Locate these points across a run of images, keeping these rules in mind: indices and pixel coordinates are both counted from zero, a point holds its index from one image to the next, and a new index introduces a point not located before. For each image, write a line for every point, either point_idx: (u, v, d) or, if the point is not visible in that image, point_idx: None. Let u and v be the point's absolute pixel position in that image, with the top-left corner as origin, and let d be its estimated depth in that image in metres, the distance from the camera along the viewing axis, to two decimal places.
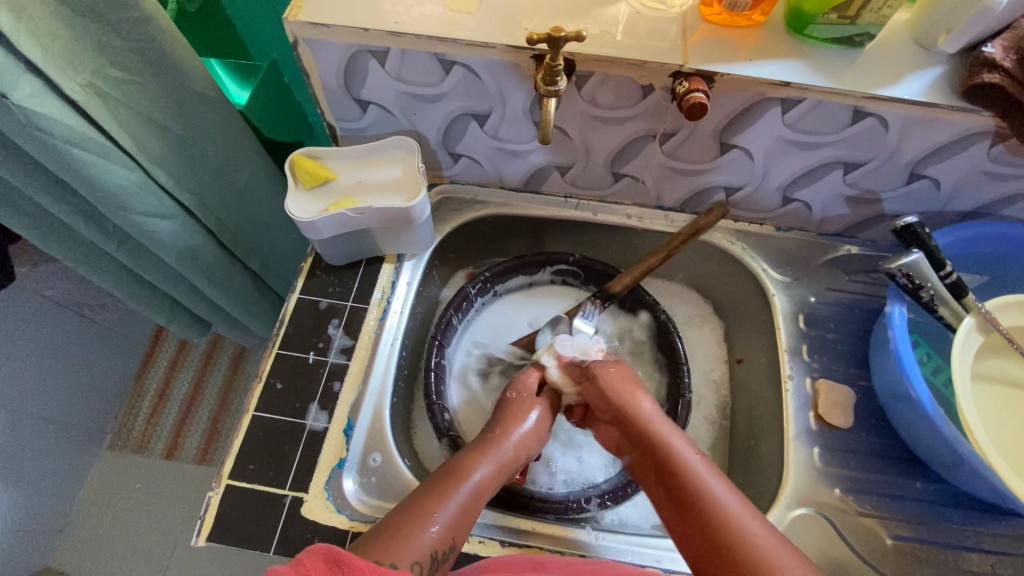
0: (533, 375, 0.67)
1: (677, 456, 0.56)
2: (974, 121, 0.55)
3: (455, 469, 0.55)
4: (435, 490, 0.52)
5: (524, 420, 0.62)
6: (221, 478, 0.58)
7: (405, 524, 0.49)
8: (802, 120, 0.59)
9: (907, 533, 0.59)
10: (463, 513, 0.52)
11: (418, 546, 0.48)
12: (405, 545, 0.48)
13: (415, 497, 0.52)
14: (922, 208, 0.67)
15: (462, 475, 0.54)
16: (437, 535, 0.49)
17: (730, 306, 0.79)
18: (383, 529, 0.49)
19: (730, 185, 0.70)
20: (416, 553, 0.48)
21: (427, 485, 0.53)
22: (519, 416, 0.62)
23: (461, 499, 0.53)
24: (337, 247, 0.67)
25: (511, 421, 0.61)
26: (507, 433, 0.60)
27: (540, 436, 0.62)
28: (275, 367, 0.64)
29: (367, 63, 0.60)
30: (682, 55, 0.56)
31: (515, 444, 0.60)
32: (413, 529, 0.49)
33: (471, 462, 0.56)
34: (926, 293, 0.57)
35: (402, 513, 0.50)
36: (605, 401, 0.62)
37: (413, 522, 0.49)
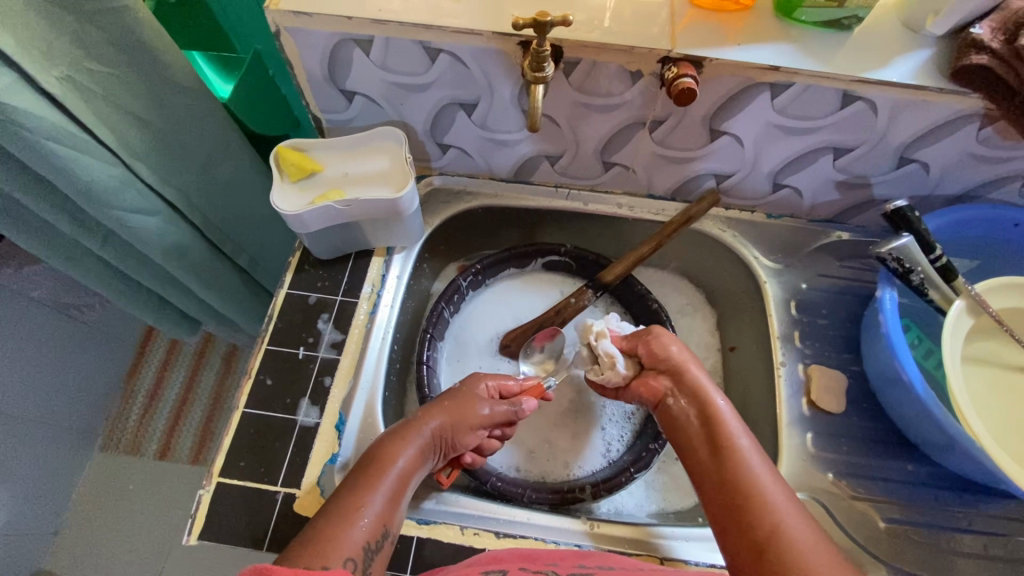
0: (475, 379, 0.65)
1: (721, 420, 0.56)
2: (963, 103, 0.55)
3: (378, 461, 0.54)
4: (359, 484, 0.52)
5: (456, 408, 0.61)
6: (211, 476, 0.58)
7: (331, 525, 0.48)
8: (792, 104, 0.58)
9: (900, 515, 0.59)
10: (391, 501, 0.52)
11: (349, 542, 0.47)
12: (337, 543, 0.46)
13: (342, 495, 0.51)
14: (912, 193, 0.67)
15: (384, 464, 0.54)
16: (367, 526, 0.49)
17: (724, 295, 0.79)
18: (308, 533, 0.47)
19: (720, 172, 0.69)
20: (349, 548, 0.46)
21: (351, 482, 0.52)
22: (443, 401, 0.61)
23: (385, 488, 0.52)
24: (325, 240, 0.66)
25: (433, 408, 0.60)
26: (427, 418, 0.59)
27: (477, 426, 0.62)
28: (265, 363, 0.63)
29: (352, 53, 0.59)
30: (670, 40, 0.55)
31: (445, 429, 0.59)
32: (345, 526, 0.48)
33: (393, 450, 0.55)
34: (915, 276, 0.57)
35: (328, 514, 0.49)
36: (658, 359, 0.63)
37: (342, 518, 0.48)
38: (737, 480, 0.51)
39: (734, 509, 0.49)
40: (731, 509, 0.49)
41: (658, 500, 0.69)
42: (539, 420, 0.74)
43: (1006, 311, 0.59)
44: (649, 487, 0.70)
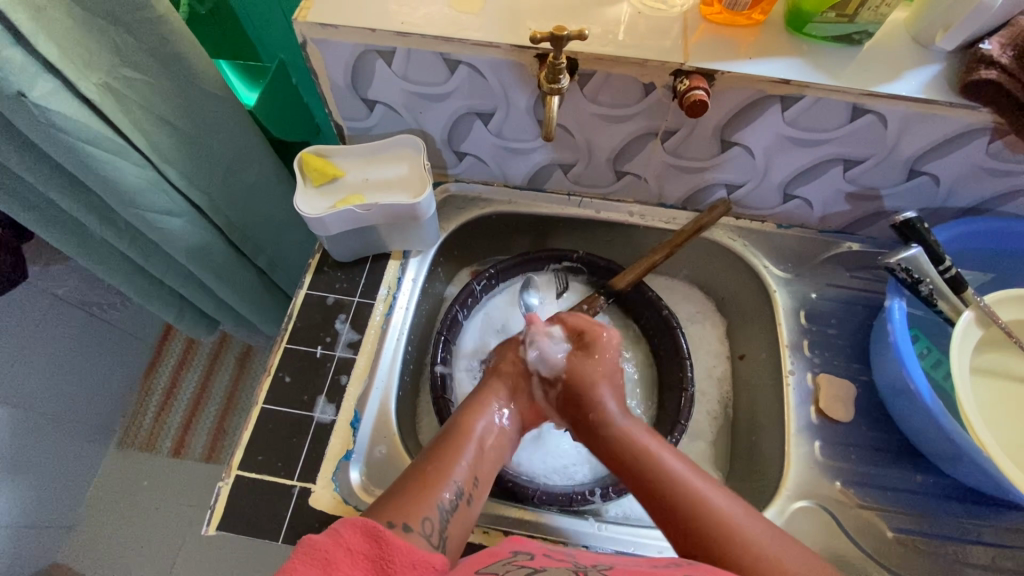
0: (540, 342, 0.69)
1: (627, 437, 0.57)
2: (973, 117, 0.56)
3: (461, 431, 0.57)
4: (442, 451, 0.54)
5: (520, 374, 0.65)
6: (230, 469, 0.60)
7: (415, 486, 0.50)
8: (802, 116, 0.60)
9: (908, 525, 0.59)
10: (474, 466, 0.54)
11: (430, 503, 0.49)
12: (422, 501, 0.49)
13: (424, 458, 0.54)
14: (922, 205, 0.68)
15: (460, 431, 0.57)
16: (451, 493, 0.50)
17: (732, 304, 0.80)
18: (393, 496, 0.49)
19: (731, 183, 0.71)
20: (428, 508, 0.48)
21: (434, 452, 0.55)
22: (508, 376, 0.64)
23: (467, 453, 0.55)
24: (343, 242, 0.67)
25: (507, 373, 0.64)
26: (500, 387, 0.63)
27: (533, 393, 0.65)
28: (283, 361, 0.65)
29: (375, 64, 0.62)
30: (683, 53, 0.57)
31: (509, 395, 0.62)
32: (431, 486, 0.50)
33: (467, 419, 0.58)
34: (924, 288, 0.57)
35: (420, 477, 0.51)
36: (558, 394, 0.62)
37: (430, 481, 0.51)
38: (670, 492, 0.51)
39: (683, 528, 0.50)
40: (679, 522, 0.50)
41: None
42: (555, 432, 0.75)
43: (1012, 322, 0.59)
44: None
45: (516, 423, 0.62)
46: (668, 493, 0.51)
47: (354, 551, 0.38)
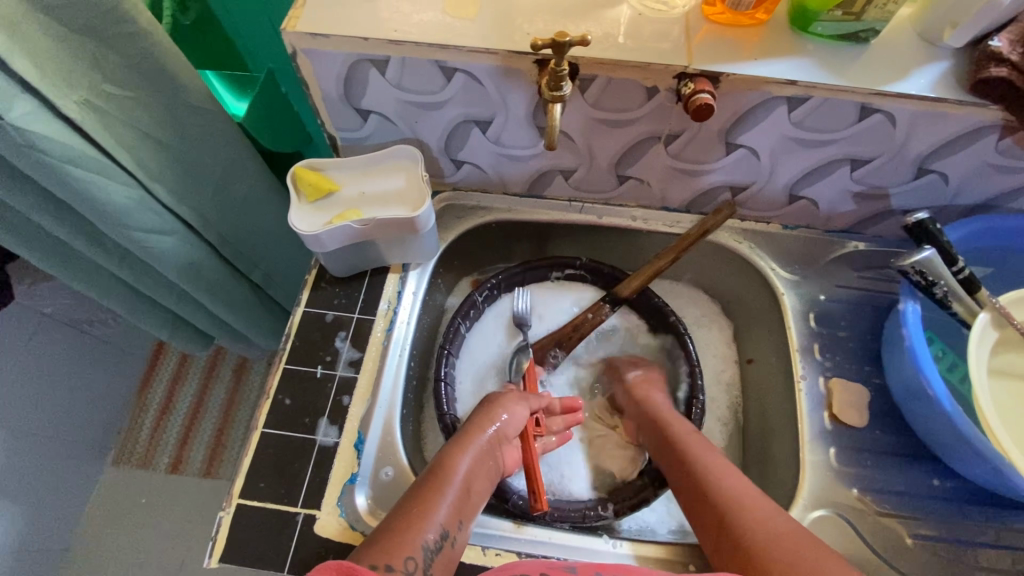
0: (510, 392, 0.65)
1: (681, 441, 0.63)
2: (983, 115, 0.55)
3: (444, 467, 0.54)
4: (426, 489, 0.52)
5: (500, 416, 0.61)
6: (231, 497, 0.58)
7: (400, 527, 0.48)
8: (809, 117, 0.58)
9: (926, 531, 0.58)
10: (458, 507, 0.52)
11: (412, 544, 0.47)
12: (401, 540, 0.47)
13: (410, 496, 0.52)
14: (930, 203, 0.67)
15: (446, 470, 0.54)
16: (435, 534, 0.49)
17: (739, 307, 0.79)
18: (374, 538, 0.47)
19: (735, 185, 0.69)
20: (409, 549, 0.46)
21: (418, 489, 0.52)
22: (492, 412, 0.62)
23: (454, 493, 0.52)
24: (341, 257, 0.65)
25: (485, 416, 0.61)
26: (484, 426, 0.60)
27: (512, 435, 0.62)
28: (282, 382, 0.63)
29: (368, 73, 0.60)
30: (686, 56, 0.55)
31: (492, 436, 0.59)
32: (411, 527, 0.48)
33: (453, 458, 0.56)
34: (939, 289, 0.55)
35: (402, 518, 0.49)
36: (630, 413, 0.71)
37: (414, 522, 0.48)
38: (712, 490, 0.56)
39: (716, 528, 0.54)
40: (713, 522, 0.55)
41: (679, 516, 0.68)
42: (565, 445, 0.73)
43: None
44: (670, 503, 0.69)
45: (498, 465, 0.59)
46: (706, 483, 0.57)
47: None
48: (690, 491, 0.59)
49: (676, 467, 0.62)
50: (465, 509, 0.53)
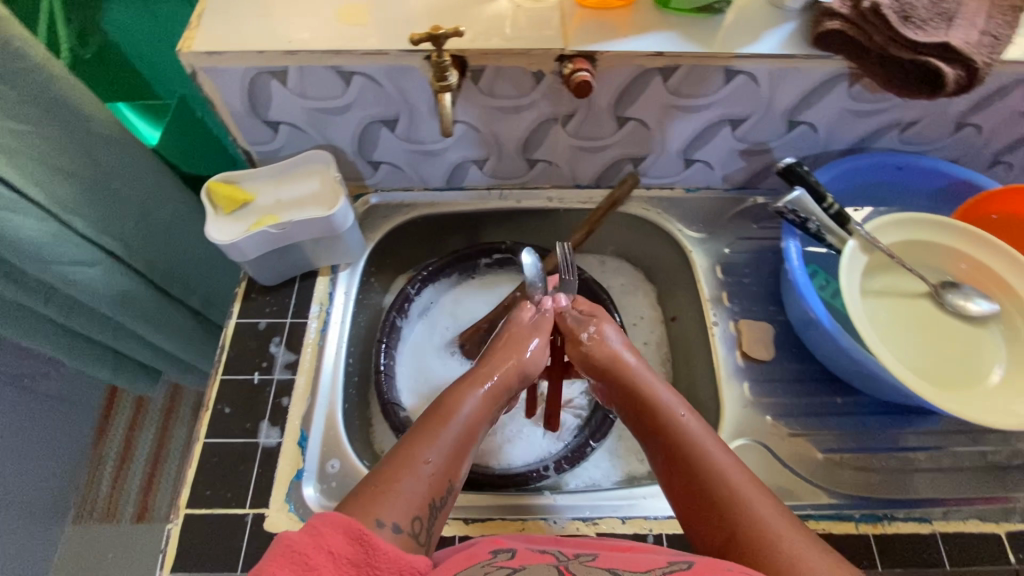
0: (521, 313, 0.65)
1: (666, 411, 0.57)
2: (830, 66, 0.61)
3: (445, 411, 0.55)
4: (423, 434, 0.52)
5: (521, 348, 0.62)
6: (178, 509, 0.58)
7: (398, 473, 0.49)
8: (683, 85, 0.64)
9: (834, 444, 0.64)
10: (457, 453, 0.53)
11: (411, 496, 0.47)
12: (397, 491, 0.47)
13: (409, 440, 0.52)
14: (807, 152, 0.73)
15: (448, 412, 0.55)
16: (432, 470, 0.50)
17: (658, 270, 0.84)
18: (368, 480, 0.48)
19: (635, 156, 0.75)
20: (411, 505, 0.47)
21: (416, 435, 0.53)
22: (512, 343, 0.62)
23: (453, 438, 0.53)
24: (266, 265, 0.67)
25: (505, 350, 0.61)
26: (493, 366, 0.60)
27: (528, 367, 0.62)
28: (221, 393, 0.64)
29: (270, 85, 0.63)
30: (564, 39, 0.60)
31: (503, 373, 0.60)
32: (407, 476, 0.48)
33: (457, 399, 0.56)
34: (812, 225, 0.62)
35: (401, 467, 0.49)
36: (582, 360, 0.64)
37: (411, 465, 0.49)
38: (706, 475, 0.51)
39: (707, 511, 0.50)
40: (705, 506, 0.50)
41: (622, 469, 0.72)
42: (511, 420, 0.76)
43: (901, 244, 0.64)
44: (613, 458, 0.73)
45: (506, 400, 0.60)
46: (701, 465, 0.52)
47: (336, 553, 0.39)
48: (676, 467, 0.54)
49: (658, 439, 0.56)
50: (467, 454, 0.54)
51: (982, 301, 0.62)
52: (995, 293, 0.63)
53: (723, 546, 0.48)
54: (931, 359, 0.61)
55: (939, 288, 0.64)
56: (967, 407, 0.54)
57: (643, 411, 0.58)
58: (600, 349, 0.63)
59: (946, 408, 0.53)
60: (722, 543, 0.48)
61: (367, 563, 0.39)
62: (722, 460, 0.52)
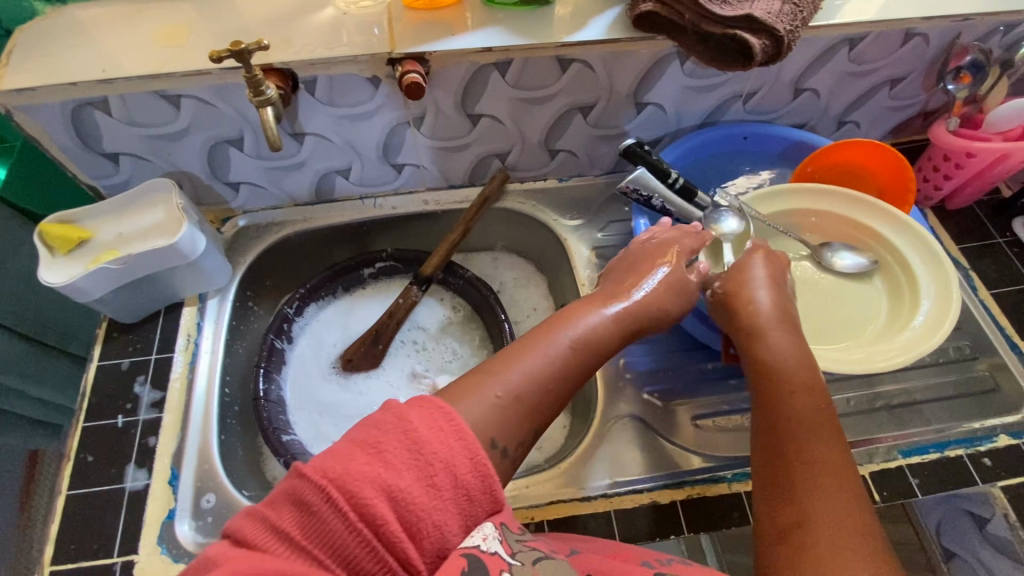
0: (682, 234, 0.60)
1: (777, 372, 0.51)
2: (655, 46, 0.64)
3: (569, 321, 0.49)
4: (547, 330, 0.48)
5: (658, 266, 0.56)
6: (40, 570, 0.56)
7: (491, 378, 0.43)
8: (522, 77, 0.65)
9: (709, 410, 0.66)
10: (561, 369, 0.46)
11: (497, 416, 0.41)
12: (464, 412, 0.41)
13: (523, 346, 0.46)
14: (663, 131, 0.76)
15: (578, 321, 0.49)
16: (506, 402, 0.42)
17: (545, 260, 0.85)
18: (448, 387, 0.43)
19: (499, 152, 0.75)
20: (500, 432, 0.41)
21: (525, 342, 0.47)
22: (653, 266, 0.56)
23: (572, 347, 0.47)
24: (120, 302, 0.65)
25: (641, 270, 0.56)
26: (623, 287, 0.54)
27: (659, 291, 0.55)
28: (83, 442, 0.62)
29: (95, 117, 0.60)
30: (390, 43, 0.60)
31: (636, 292, 0.54)
32: (491, 390, 0.42)
33: (582, 309, 0.51)
34: (656, 202, 0.63)
35: (521, 379, 0.44)
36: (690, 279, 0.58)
37: (478, 386, 0.43)
38: (792, 448, 0.46)
39: (782, 480, 0.45)
40: (781, 474, 0.45)
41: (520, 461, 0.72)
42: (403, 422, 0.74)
43: (786, 212, 0.68)
44: None
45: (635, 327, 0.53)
46: (795, 437, 0.47)
47: (455, 466, 0.35)
48: (767, 433, 0.48)
49: (763, 399, 0.50)
50: (586, 368, 0.47)
51: (850, 257, 0.65)
52: (868, 247, 0.66)
53: (784, 528, 0.43)
54: (812, 314, 0.63)
55: (816, 249, 0.67)
56: (832, 358, 0.57)
57: (757, 363, 0.52)
58: (734, 287, 0.57)
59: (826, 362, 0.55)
60: (786, 528, 0.43)
61: (462, 492, 0.34)
62: (820, 428, 0.47)
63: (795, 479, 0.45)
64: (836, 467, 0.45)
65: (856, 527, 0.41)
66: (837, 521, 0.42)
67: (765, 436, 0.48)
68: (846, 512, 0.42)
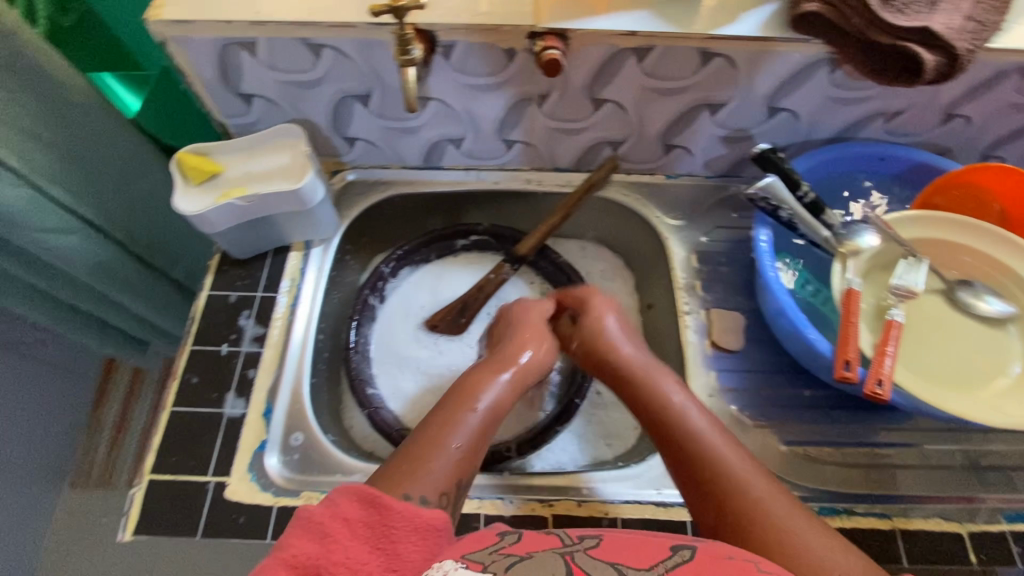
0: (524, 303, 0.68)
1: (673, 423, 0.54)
2: (808, 50, 0.60)
3: (463, 393, 0.55)
4: (448, 404, 0.54)
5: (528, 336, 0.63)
6: (143, 475, 0.60)
7: (441, 436, 0.51)
8: (660, 66, 0.62)
9: (798, 437, 0.64)
10: (495, 420, 0.54)
11: (440, 467, 0.48)
12: (424, 469, 0.48)
13: (439, 418, 0.53)
14: (789, 140, 0.72)
15: (469, 396, 0.55)
16: (458, 453, 0.50)
17: (637, 256, 0.83)
18: (409, 449, 0.50)
19: (613, 140, 0.74)
20: (439, 480, 0.47)
21: (444, 404, 0.55)
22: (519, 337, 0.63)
23: (478, 416, 0.54)
24: (237, 238, 0.67)
25: (522, 335, 0.63)
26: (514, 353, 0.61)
27: (530, 370, 0.61)
28: (189, 363, 0.65)
29: (240, 56, 0.62)
30: (535, 16, 0.59)
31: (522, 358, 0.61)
32: (439, 449, 0.49)
33: (477, 379, 0.57)
34: (784, 213, 0.60)
35: (426, 436, 0.51)
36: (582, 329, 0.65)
37: (446, 433, 0.51)
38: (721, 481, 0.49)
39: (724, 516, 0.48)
40: (720, 510, 0.48)
41: (589, 453, 0.71)
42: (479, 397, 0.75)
43: (918, 242, 0.63)
44: (580, 442, 0.72)
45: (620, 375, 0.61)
46: (719, 470, 0.50)
47: (354, 519, 0.40)
48: (687, 473, 0.51)
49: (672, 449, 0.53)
50: (478, 435, 0.53)
51: (994, 301, 0.60)
52: (1014, 293, 0.60)
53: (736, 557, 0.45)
54: (945, 357, 0.59)
55: (952, 285, 0.62)
56: (964, 407, 0.54)
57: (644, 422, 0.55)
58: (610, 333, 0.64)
59: (948, 410, 0.53)
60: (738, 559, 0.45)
61: (386, 530, 0.40)
62: (737, 456, 0.50)
63: (732, 508, 0.47)
64: (754, 483, 0.48)
65: (795, 534, 0.44)
66: (795, 532, 0.45)
67: (685, 475, 0.51)
68: (789, 519, 0.46)
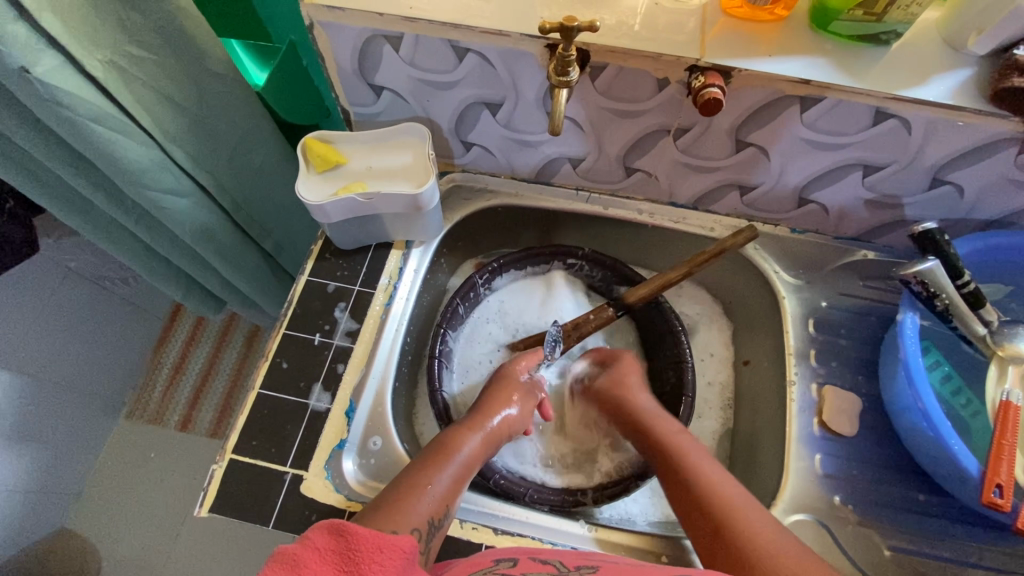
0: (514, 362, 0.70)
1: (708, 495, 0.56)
2: (1002, 126, 0.53)
3: (447, 448, 0.58)
4: (429, 464, 0.55)
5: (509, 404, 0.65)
6: (224, 452, 0.60)
7: (405, 495, 0.51)
8: (823, 119, 0.57)
9: (906, 544, 0.58)
10: (429, 477, 0.54)
11: (415, 514, 0.50)
12: (404, 511, 0.50)
13: (413, 465, 0.55)
14: (943, 215, 0.65)
15: (451, 447, 0.58)
16: (435, 492, 0.53)
17: (740, 307, 0.78)
18: (381, 502, 0.51)
19: (744, 185, 0.69)
20: (414, 520, 0.49)
21: (422, 460, 0.56)
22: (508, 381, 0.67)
23: (454, 468, 0.56)
24: (346, 230, 0.67)
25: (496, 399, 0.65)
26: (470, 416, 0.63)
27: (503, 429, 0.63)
28: (281, 347, 0.65)
29: (382, 48, 0.60)
30: (700, 49, 0.55)
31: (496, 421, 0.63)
32: (413, 498, 0.51)
33: (458, 437, 0.59)
34: (940, 301, 0.56)
35: (408, 479, 0.53)
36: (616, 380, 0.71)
37: (415, 489, 0.52)
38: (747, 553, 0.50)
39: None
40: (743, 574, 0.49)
41: (661, 509, 0.69)
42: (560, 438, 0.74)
43: None
44: (654, 495, 0.70)
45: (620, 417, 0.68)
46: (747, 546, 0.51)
47: (323, 549, 0.38)
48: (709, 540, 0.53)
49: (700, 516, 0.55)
50: (455, 485, 0.55)
51: None
52: None
53: None
54: None
55: None
56: None
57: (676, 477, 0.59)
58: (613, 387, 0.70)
59: None
60: None
61: (352, 553, 0.38)
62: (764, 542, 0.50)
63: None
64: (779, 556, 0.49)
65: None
66: None
67: (688, 511, 0.57)
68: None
